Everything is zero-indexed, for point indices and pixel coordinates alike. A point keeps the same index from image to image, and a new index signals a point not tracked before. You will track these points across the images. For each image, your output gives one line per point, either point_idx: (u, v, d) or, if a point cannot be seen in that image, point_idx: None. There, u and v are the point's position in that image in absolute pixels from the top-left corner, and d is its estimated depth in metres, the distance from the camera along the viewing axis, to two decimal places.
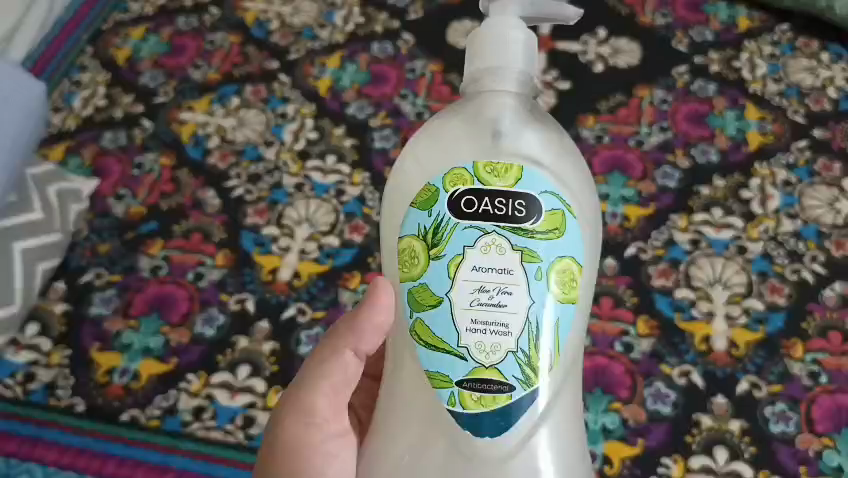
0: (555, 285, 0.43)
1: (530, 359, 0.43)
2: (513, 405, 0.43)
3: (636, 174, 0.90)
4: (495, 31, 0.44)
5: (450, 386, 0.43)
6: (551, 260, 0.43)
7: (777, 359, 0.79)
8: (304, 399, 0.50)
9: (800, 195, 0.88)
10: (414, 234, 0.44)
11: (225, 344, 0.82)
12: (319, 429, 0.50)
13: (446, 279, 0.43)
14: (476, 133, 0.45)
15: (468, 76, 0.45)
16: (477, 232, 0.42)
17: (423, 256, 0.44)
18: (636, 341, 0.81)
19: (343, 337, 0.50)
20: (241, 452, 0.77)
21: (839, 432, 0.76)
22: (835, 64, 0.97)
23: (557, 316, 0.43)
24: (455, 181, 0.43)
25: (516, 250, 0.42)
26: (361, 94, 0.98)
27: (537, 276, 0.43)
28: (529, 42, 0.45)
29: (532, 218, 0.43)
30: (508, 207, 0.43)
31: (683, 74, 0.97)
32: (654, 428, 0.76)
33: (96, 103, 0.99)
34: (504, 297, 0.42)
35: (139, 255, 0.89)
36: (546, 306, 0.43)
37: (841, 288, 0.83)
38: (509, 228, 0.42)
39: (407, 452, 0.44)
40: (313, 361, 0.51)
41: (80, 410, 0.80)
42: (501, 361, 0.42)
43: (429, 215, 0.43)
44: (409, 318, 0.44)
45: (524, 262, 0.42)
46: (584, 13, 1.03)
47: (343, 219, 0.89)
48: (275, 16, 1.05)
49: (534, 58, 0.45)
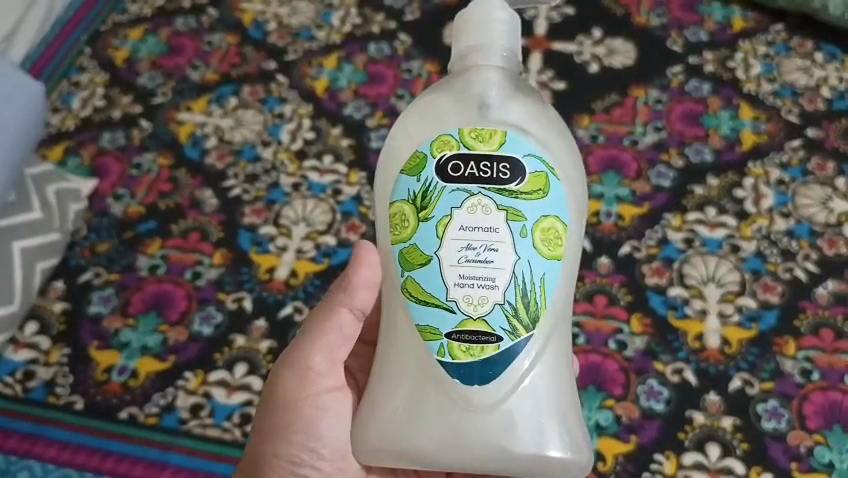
0: (540, 242, 0.44)
1: (517, 312, 0.44)
2: (501, 354, 0.44)
3: (630, 173, 0.91)
4: (479, 11, 0.46)
5: (440, 338, 0.44)
6: (536, 217, 0.44)
7: (769, 357, 0.80)
8: (299, 355, 0.52)
9: (794, 194, 0.88)
10: (404, 198, 0.45)
11: (223, 342, 0.83)
12: (314, 384, 0.52)
13: (434, 238, 0.44)
14: (463, 105, 0.45)
15: (454, 54, 0.46)
16: (463, 194, 0.44)
17: (413, 217, 0.45)
18: (629, 339, 0.81)
19: (336, 295, 0.52)
20: (238, 449, 0.78)
21: (830, 428, 0.76)
22: (829, 64, 0.98)
23: (544, 272, 0.44)
24: (442, 147, 0.44)
25: (501, 209, 0.44)
26: (358, 94, 0.99)
27: (523, 233, 0.44)
28: (513, 21, 0.46)
29: (515, 179, 0.44)
30: (493, 170, 0.44)
31: (677, 74, 0.98)
32: (648, 424, 0.77)
33: (95, 103, 1.00)
34: (490, 254, 0.43)
35: (138, 254, 0.89)
36: (532, 263, 0.44)
37: (833, 286, 0.83)
38: (494, 189, 0.44)
39: (400, 403, 0.45)
40: (310, 318, 0.53)
41: (78, 408, 0.81)
42: (488, 313, 0.44)
43: (417, 180, 0.45)
44: (400, 276, 0.45)
45: (509, 220, 0.44)
46: (580, 15, 1.04)
47: (339, 219, 0.90)
48: (273, 17, 1.06)
49: (518, 38, 0.47)
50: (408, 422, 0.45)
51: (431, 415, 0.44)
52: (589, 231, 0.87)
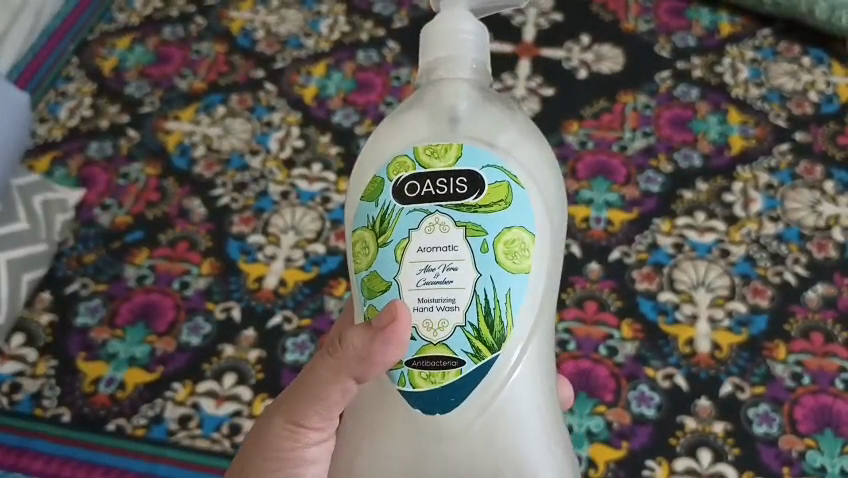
0: (503, 256, 0.42)
1: (480, 333, 0.42)
2: (465, 379, 0.42)
3: (619, 178, 0.91)
4: (445, 22, 0.44)
5: (400, 366, 0.43)
6: (498, 230, 0.42)
7: (759, 361, 0.79)
8: (292, 414, 0.45)
9: (782, 198, 0.89)
10: (365, 226, 0.44)
11: (211, 353, 0.82)
12: (303, 439, 0.46)
13: (393, 262, 0.42)
14: (432, 119, 0.45)
15: (420, 67, 0.45)
16: (419, 214, 0.42)
17: (373, 245, 0.43)
18: (619, 345, 0.81)
19: (349, 361, 0.42)
20: (225, 459, 0.77)
21: (821, 432, 0.76)
22: (816, 68, 0.98)
23: (508, 287, 0.42)
24: (399, 169, 0.43)
25: (459, 226, 0.42)
26: (347, 102, 0.99)
27: (483, 249, 0.42)
28: (480, 31, 0.44)
29: (473, 193, 0.42)
30: (450, 186, 0.42)
31: (665, 79, 0.98)
32: (638, 430, 0.77)
33: (82, 113, 1.00)
34: (449, 273, 0.42)
35: (125, 264, 0.89)
36: (494, 279, 0.42)
37: (823, 289, 0.83)
38: (452, 206, 0.42)
39: (365, 435, 0.45)
40: (312, 373, 0.44)
41: (65, 421, 0.80)
42: (448, 336, 0.42)
43: (376, 205, 0.44)
44: (364, 306, 0.44)
45: (468, 237, 0.42)
46: (568, 21, 1.04)
47: (328, 226, 0.89)
48: (261, 25, 1.06)
49: (487, 48, 0.45)
50: (376, 454, 0.45)
51: (400, 443, 0.44)
52: (578, 237, 0.87)
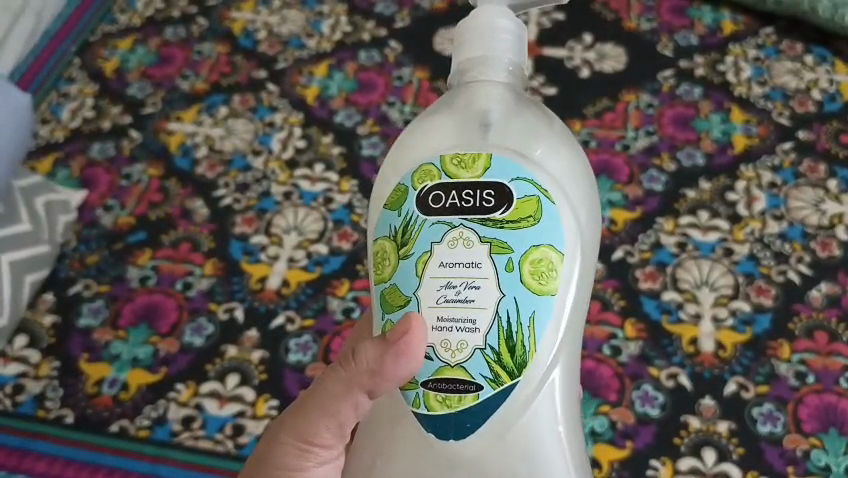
0: (529, 276, 0.40)
1: (500, 358, 0.40)
2: (483, 404, 0.40)
3: (622, 178, 0.91)
4: (484, 20, 0.41)
5: (415, 387, 0.41)
6: (524, 248, 0.40)
7: (763, 360, 0.79)
8: (299, 431, 0.45)
9: (786, 196, 0.88)
10: (386, 235, 0.42)
11: (214, 353, 0.82)
12: (313, 457, 0.46)
13: (413, 276, 0.41)
14: (464, 125, 0.42)
15: (453, 68, 0.43)
16: (443, 227, 0.40)
17: (393, 256, 0.42)
18: (623, 344, 0.81)
19: (360, 374, 0.42)
20: (228, 461, 0.76)
21: (826, 432, 0.76)
22: (819, 66, 0.98)
23: (533, 310, 0.40)
24: (423, 178, 0.41)
25: (484, 242, 0.40)
26: (349, 102, 0.99)
27: (508, 268, 0.40)
28: (519, 30, 0.42)
29: (500, 207, 0.40)
30: (475, 198, 0.40)
31: (668, 78, 0.98)
32: (642, 430, 0.76)
33: (85, 115, 1.00)
34: (471, 291, 0.40)
35: (128, 265, 0.89)
36: (518, 301, 0.40)
37: (827, 288, 0.83)
38: (477, 220, 0.40)
39: (377, 455, 0.43)
40: (325, 385, 0.43)
41: (68, 422, 0.80)
42: (467, 359, 0.40)
43: (398, 215, 0.42)
44: (382, 320, 0.42)
45: (493, 253, 0.40)
46: (570, 20, 1.04)
47: (331, 227, 0.89)
48: (262, 26, 1.06)
49: (524, 48, 0.43)
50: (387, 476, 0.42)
51: (411, 467, 0.41)
52: None
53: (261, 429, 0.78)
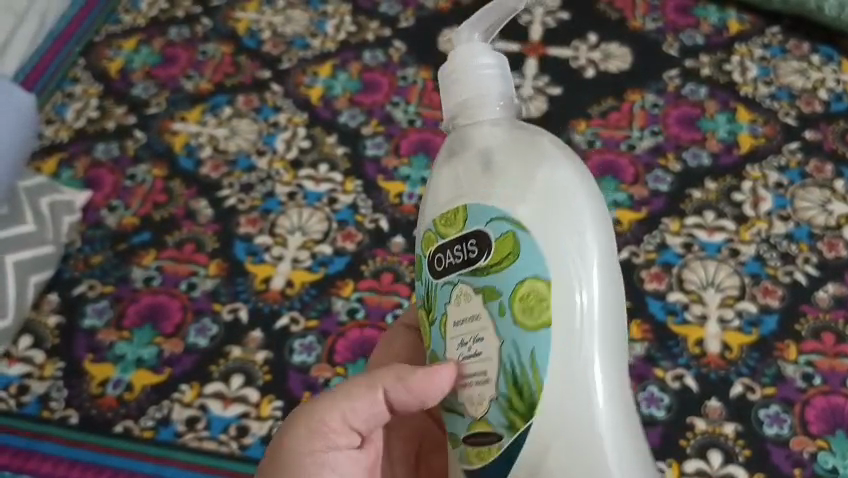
0: (520, 313, 0.38)
1: (512, 403, 0.38)
2: (506, 456, 0.39)
3: (628, 178, 0.90)
4: (465, 62, 0.41)
5: (457, 445, 0.42)
6: (512, 287, 0.38)
7: (770, 361, 0.79)
8: (314, 411, 0.43)
9: (792, 197, 0.88)
10: (420, 305, 0.44)
11: (218, 354, 0.82)
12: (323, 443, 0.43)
13: (440, 340, 0.41)
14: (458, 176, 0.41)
15: (445, 119, 0.42)
16: (448, 287, 0.41)
17: (426, 324, 0.43)
18: (629, 345, 0.80)
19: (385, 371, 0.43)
20: (232, 462, 0.76)
21: (834, 434, 0.75)
22: (825, 66, 0.98)
23: (533, 347, 0.38)
24: (427, 245, 0.42)
25: (478, 291, 0.39)
26: (353, 102, 0.99)
27: (501, 313, 0.39)
28: (499, 63, 0.41)
29: (482, 255, 0.39)
30: (464, 251, 0.40)
31: (673, 78, 0.98)
32: (648, 432, 0.76)
33: (89, 115, 0.99)
34: (478, 344, 0.39)
35: (132, 266, 0.89)
36: (516, 344, 0.38)
37: (834, 289, 0.82)
38: (469, 272, 0.40)
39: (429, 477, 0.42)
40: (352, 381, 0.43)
41: (72, 422, 0.80)
42: (488, 412, 0.39)
43: (422, 284, 0.43)
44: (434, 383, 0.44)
45: (486, 302, 0.39)
46: (575, 20, 1.04)
47: (335, 227, 0.89)
48: (266, 26, 1.06)
49: (509, 79, 0.41)
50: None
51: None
52: None
53: (265, 430, 0.78)
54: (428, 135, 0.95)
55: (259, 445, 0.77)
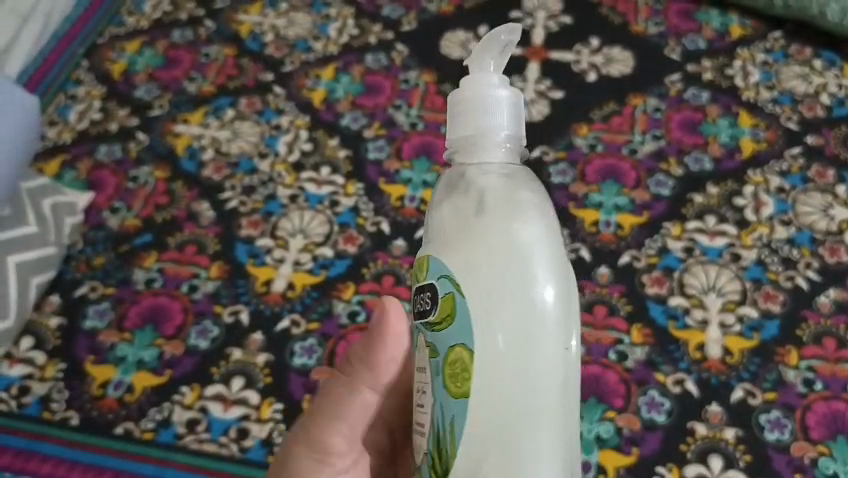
0: (449, 379, 0.38)
1: (434, 462, 0.39)
2: None
3: (629, 182, 0.90)
4: (479, 93, 0.40)
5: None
6: (446, 351, 0.38)
7: (771, 366, 0.79)
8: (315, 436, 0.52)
9: (794, 202, 0.88)
10: None
11: (219, 357, 0.82)
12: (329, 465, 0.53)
13: None
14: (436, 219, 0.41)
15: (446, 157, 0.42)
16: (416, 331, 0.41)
17: None
18: (630, 350, 0.80)
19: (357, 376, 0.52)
20: (233, 464, 0.76)
21: (835, 439, 0.75)
22: (828, 71, 0.98)
23: (454, 415, 0.38)
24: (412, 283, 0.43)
25: (427, 345, 0.40)
26: (355, 105, 0.99)
27: (437, 372, 0.39)
28: (492, 108, 0.40)
29: (433, 310, 0.39)
30: (423, 301, 0.40)
31: (675, 82, 0.98)
32: (649, 437, 0.76)
33: (92, 117, 1.00)
34: (423, 396, 0.40)
35: (134, 267, 0.89)
36: (443, 406, 0.38)
37: (835, 294, 0.82)
38: (424, 324, 0.40)
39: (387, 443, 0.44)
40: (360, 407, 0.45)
41: (73, 424, 0.80)
42: (422, 463, 0.40)
43: None
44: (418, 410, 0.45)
45: (430, 357, 0.40)
46: (577, 24, 1.04)
47: (337, 230, 0.89)
48: (269, 29, 1.07)
49: (493, 126, 0.40)
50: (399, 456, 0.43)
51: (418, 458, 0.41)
52: (587, 240, 0.87)
53: (266, 432, 0.78)
54: (430, 139, 0.95)
55: (259, 447, 0.77)
